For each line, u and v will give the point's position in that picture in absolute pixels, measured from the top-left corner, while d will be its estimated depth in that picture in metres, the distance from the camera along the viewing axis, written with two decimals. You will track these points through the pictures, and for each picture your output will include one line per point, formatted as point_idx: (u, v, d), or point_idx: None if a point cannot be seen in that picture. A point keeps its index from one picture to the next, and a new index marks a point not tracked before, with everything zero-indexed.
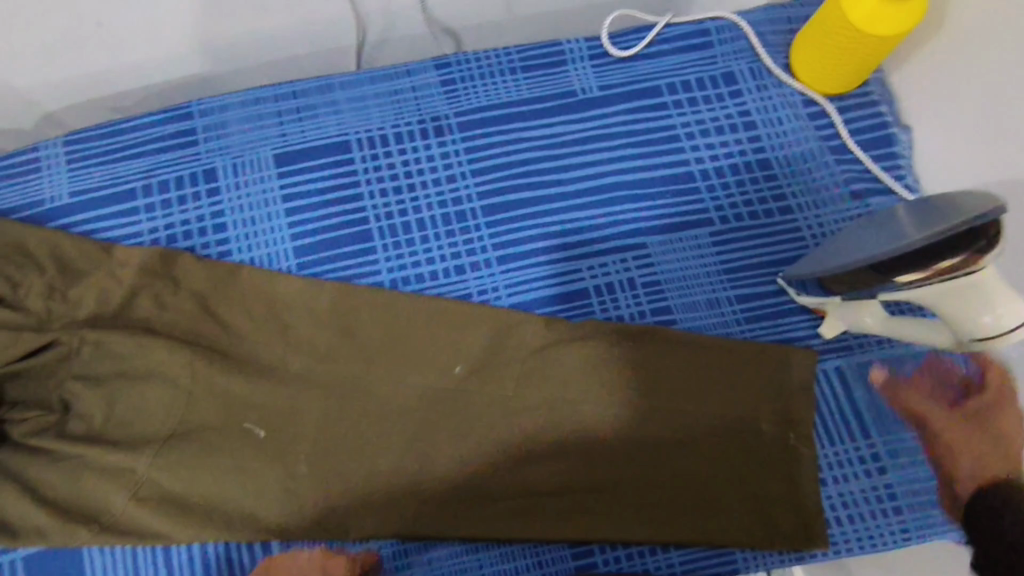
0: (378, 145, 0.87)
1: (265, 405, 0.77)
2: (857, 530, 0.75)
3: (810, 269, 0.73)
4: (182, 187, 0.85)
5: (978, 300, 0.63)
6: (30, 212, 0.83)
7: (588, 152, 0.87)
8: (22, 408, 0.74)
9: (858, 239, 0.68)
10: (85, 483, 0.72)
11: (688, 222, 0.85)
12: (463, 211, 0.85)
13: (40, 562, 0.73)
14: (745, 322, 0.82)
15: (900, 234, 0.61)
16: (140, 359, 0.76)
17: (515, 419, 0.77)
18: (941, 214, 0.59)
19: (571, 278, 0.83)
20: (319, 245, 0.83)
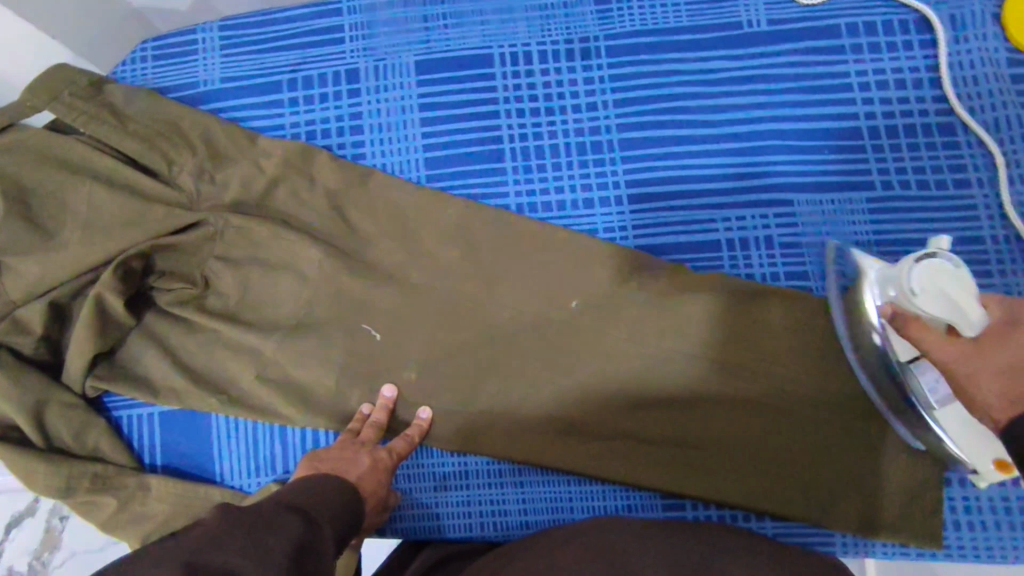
0: (522, 61, 0.83)
1: (384, 310, 0.79)
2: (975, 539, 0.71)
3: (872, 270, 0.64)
4: (325, 85, 0.85)
5: (954, 283, 0.53)
6: (187, 94, 0.86)
7: (744, 93, 0.79)
8: (168, 278, 0.79)
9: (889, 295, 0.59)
10: (219, 356, 0.78)
11: (847, 181, 0.76)
12: (600, 142, 0.80)
13: (174, 420, 0.79)
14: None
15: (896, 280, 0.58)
16: (275, 250, 0.79)
17: (625, 363, 0.76)
18: (930, 280, 0.54)
19: (703, 226, 0.78)
20: (450, 161, 0.82)
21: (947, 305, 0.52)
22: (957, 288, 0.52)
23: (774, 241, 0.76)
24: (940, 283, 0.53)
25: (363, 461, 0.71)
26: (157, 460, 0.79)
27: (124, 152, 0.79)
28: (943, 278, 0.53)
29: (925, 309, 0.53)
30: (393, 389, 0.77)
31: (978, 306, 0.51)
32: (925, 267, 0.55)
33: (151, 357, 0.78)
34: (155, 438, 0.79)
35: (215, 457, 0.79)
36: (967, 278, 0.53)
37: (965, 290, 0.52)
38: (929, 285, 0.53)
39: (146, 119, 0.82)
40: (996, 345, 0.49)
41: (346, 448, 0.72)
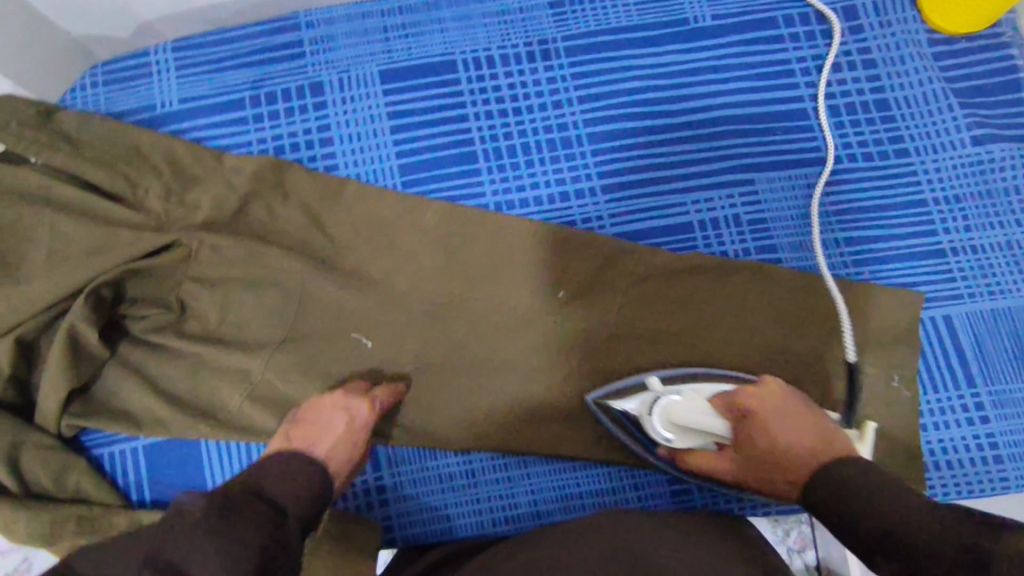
0: (485, 65, 0.85)
1: (373, 317, 0.79)
2: (954, 476, 0.76)
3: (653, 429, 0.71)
4: (290, 99, 0.84)
5: (695, 408, 0.69)
6: (144, 118, 0.84)
7: (699, 83, 0.84)
8: (140, 305, 0.76)
9: (674, 430, 0.70)
10: (203, 380, 0.76)
11: (800, 158, 0.82)
12: (569, 137, 0.83)
13: (161, 451, 0.77)
14: (854, 264, 0.80)
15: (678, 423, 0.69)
16: (256, 267, 0.78)
17: (614, 348, 0.79)
18: (690, 409, 0.69)
19: (675, 211, 0.82)
20: (425, 166, 0.83)
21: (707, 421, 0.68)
22: (696, 419, 0.68)
23: (742, 219, 0.81)
24: (684, 418, 0.68)
25: (339, 421, 0.70)
26: (146, 496, 0.76)
27: (85, 179, 0.76)
28: (682, 413, 0.69)
29: (687, 443, 0.70)
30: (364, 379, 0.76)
31: (716, 418, 0.69)
32: (665, 407, 0.70)
33: (130, 389, 0.75)
34: (141, 473, 0.76)
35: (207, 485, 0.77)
36: (699, 403, 0.69)
37: (702, 411, 0.69)
38: (683, 424, 0.69)
39: (105, 145, 0.79)
40: (751, 431, 0.68)
41: (322, 407, 0.71)
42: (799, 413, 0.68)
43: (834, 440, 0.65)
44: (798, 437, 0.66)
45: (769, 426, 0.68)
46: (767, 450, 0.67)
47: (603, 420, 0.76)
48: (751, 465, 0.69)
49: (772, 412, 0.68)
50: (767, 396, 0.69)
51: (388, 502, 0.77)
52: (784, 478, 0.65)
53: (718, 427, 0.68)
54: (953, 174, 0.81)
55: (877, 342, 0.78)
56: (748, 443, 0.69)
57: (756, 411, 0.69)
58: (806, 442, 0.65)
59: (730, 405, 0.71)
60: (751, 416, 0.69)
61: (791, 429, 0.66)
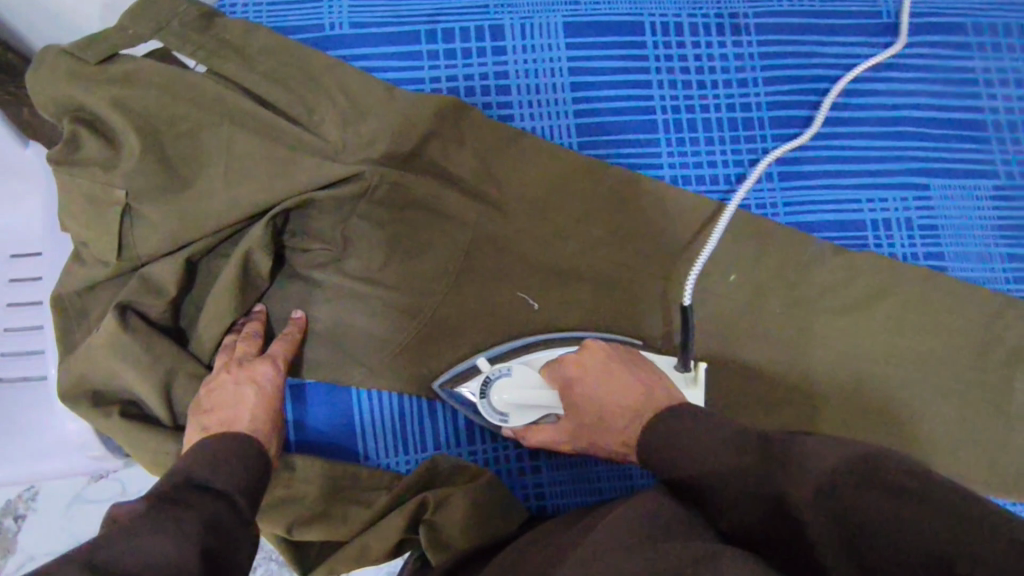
0: (673, 32, 0.82)
1: (538, 277, 0.76)
2: None
3: (493, 409, 0.71)
4: (467, 39, 0.80)
5: (529, 384, 0.71)
6: (312, 37, 0.78)
7: (883, 80, 0.82)
8: (304, 239, 0.72)
9: (510, 407, 0.71)
10: (359, 324, 0.73)
11: (975, 169, 0.82)
12: (752, 119, 0.81)
13: (307, 394, 0.72)
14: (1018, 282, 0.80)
15: (514, 401, 0.71)
16: (426, 211, 0.74)
17: (777, 336, 0.78)
18: (524, 385, 0.71)
19: (850, 207, 0.80)
20: (603, 129, 0.80)
21: (540, 396, 0.71)
22: (526, 396, 0.70)
23: (914, 223, 0.80)
24: (515, 396, 0.70)
25: (245, 390, 0.63)
26: (290, 438, 0.71)
27: (258, 97, 0.72)
28: (516, 391, 0.70)
29: (523, 421, 0.72)
30: (300, 311, 0.71)
31: (541, 390, 0.71)
32: (497, 386, 0.71)
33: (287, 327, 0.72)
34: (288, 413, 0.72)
35: (359, 435, 0.73)
36: (524, 377, 0.71)
37: (533, 385, 0.71)
38: (517, 400, 0.71)
39: (274, 60, 0.74)
40: (580, 398, 0.69)
41: (222, 386, 0.63)
42: (615, 370, 0.68)
43: (650, 390, 0.67)
44: (622, 400, 0.66)
45: (590, 392, 0.68)
46: (598, 415, 0.68)
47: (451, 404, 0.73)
48: (581, 431, 0.70)
49: (596, 374, 0.69)
50: (589, 361, 0.69)
51: (539, 469, 0.76)
52: (614, 440, 0.68)
53: (546, 399, 0.71)
54: None
55: None
56: (577, 411, 0.69)
57: (581, 378, 0.69)
58: (625, 401, 0.66)
59: (556, 372, 0.70)
60: (574, 384, 0.69)
61: (618, 389, 0.67)
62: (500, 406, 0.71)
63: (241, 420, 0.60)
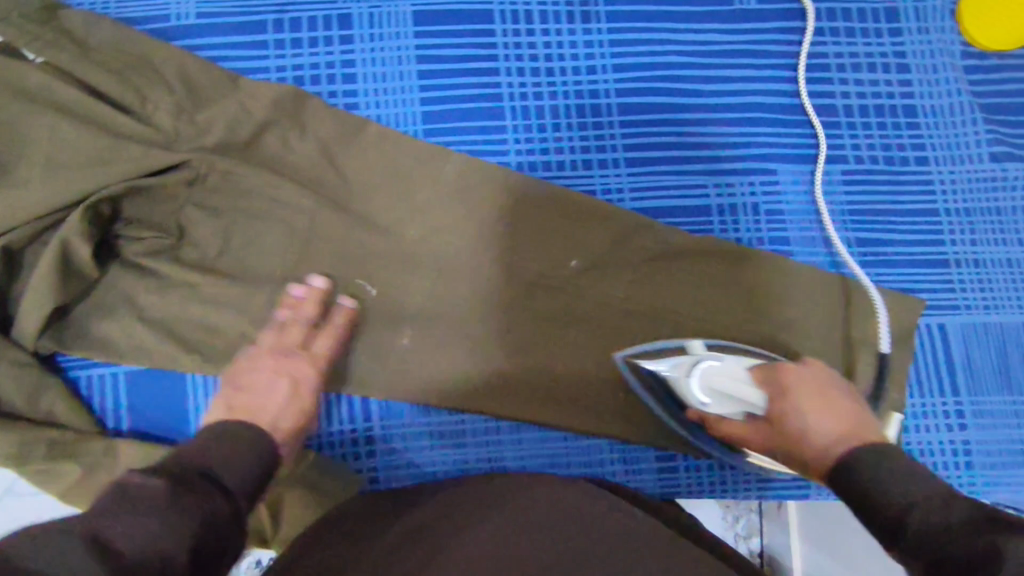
0: (523, 20, 0.82)
1: (379, 265, 0.77)
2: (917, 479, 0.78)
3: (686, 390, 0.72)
4: (316, 28, 0.80)
5: (731, 377, 0.69)
6: (158, 28, 0.78)
7: (734, 67, 0.83)
8: (137, 228, 0.74)
9: (693, 389, 0.71)
10: (196, 311, 0.74)
11: (825, 154, 0.82)
12: (599, 105, 0.82)
13: (138, 381, 0.74)
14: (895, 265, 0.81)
15: (706, 385, 0.70)
16: (262, 198, 0.75)
17: (619, 322, 0.78)
18: (715, 373, 0.70)
19: (695, 192, 0.81)
20: (449, 116, 0.80)
21: (733, 388, 0.69)
22: (727, 385, 0.69)
23: (760, 208, 0.81)
24: (719, 384, 0.69)
25: (279, 379, 0.69)
26: (120, 425, 0.74)
27: (88, 85, 0.72)
28: (719, 378, 0.69)
29: (722, 410, 0.71)
30: (351, 300, 0.75)
31: (752, 387, 0.69)
32: (705, 371, 0.71)
33: (123, 315, 0.73)
34: (118, 402, 0.74)
35: (192, 422, 0.74)
36: (735, 370, 0.70)
37: (737, 377, 0.69)
38: (719, 389, 0.69)
39: (113, 51, 0.74)
40: (783, 409, 0.66)
41: (265, 371, 0.69)
42: (832, 395, 0.66)
43: (850, 413, 0.64)
44: (825, 416, 0.63)
45: (796, 403, 0.66)
46: (795, 428, 0.65)
47: (626, 374, 0.77)
48: (776, 442, 0.67)
49: (810, 388, 0.66)
50: (806, 372, 0.68)
51: (375, 454, 0.76)
52: (807, 459, 0.63)
53: (756, 398, 0.68)
54: (967, 186, 0.82)
55: (882, 346, 0.78)
56: (777, 419, 0.67)
57: (796, 387, 0.67)
58: (834, 420, 0.63)
59: (771, 377, 0.69)
60: (792, 395, 0.66)
61: (818, 413, 0.64)
62: (687, 383, 0.71)
63: (268, 409, 0.66)
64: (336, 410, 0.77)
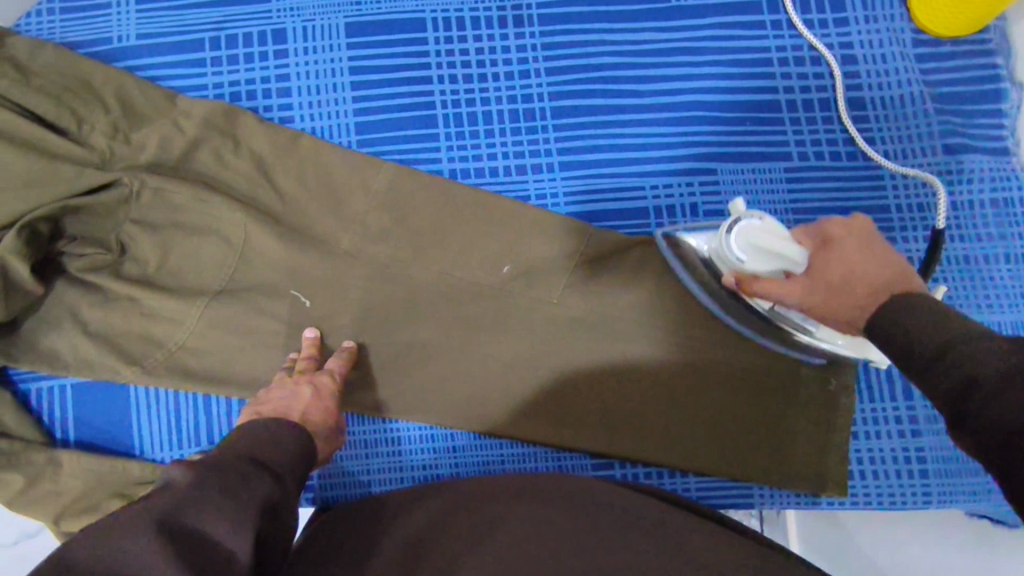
0: (455, 27, 0.82)
1: (312, 275, 0.77)
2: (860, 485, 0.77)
3: (727, 251, 0.66)
4: (251, 44, 0.82)
5: (779, 235, 0.62)
6: (101, 51, 0.81)
7: (671, 66, 0.81)
8: (81, 244, 0.76)
9: (729, 247, 0.65)
10: (135, 323, 0.76)
11: (766, 151, 0.80)
12: (533, 109, 0.81)
13: (85, 393, 0.76)
14: None
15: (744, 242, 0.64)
16: (196, 213, 0.76)
17: (555, 328, 0.76)
18: (751, 233, 0.64)
19: (631, 195, 0.79)
20: (382, 126, 0.81)
21: (770, 243, 0.62)
22: (764, 238, 0.62)
23: (699, 209, 0.79)
24: (760, 238, 0.62)
25: (302, 387, 0.70)
26: (69, 436, 0.75)
27: (27, 108, 0.74)
28: (757, 233, 0.63)
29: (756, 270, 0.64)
30: (314, 331, 0.76)
31: (791, 241, 0.61)
32: (742, 227, 0.65)
33: (64, 331, 0.75)
34: (67, 412, 0.76)
35: (134, 431, 0.76)
36: (776, 226, 0.63)
37: (777, 233, 0.62)
38: (758, 245, 0.63)
39: (54, 75, 0.77)
40: (824, 264, 0.57)
41: (284, 385, 0.71)
42: (886, 251, 0.55)
43: (909, 274, 0.53)
44: (874, 265, 0.54)
45: (845, 255, 0.56)
46: (835, 281, 0.55)
47: (666, 255, 0.75)
48: (811, 299, 0.58)
49: (854, 242, 0.56)
50: (856, 227, 0.57)
51: None
52: (850, 311, 0.53)
53: (792, 252, 0.60)
54: (920, 181, 0.79)
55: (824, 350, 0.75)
56: (821, 271, 0.57)
57: (842, 243, 0.57)
58: (879, 270, 0.53)
59: (814, 232, 0.61)
60: (833, 246, 0.57)
61: (858, 256, 0.55)
62: (729, 240, 0.65)
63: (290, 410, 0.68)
64: None
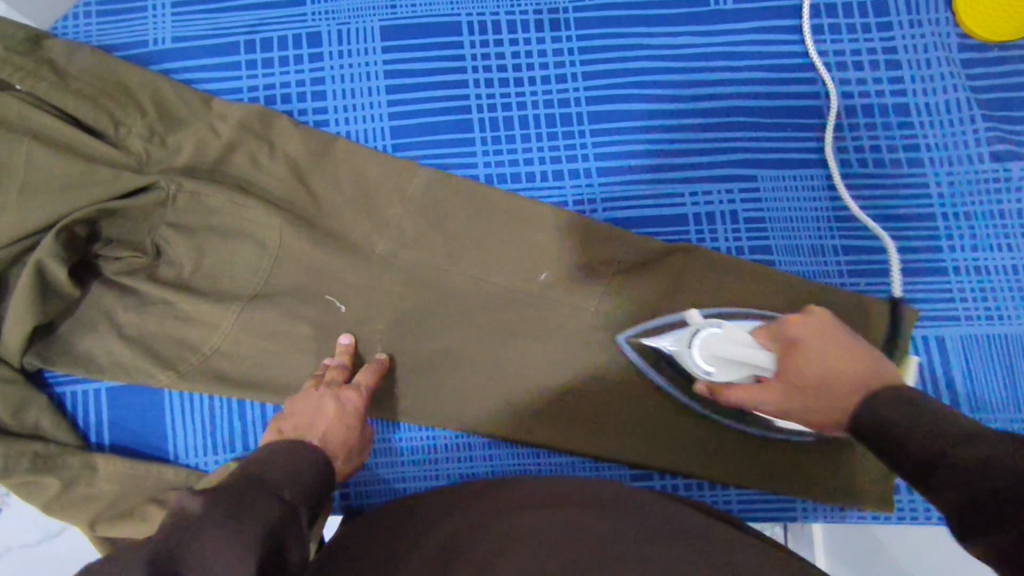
0: (491, 31, 0.81)
1: (348, 281, 0.76)
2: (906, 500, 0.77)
3: (694, 362, 0.66)
4: (286, 47, 0.81)
5: (744, 343, 0.64)
6: (136, 54, 0.81)
7: (711, 70, 0.80)
8: (115, 246, 0.75)
9: (695, 361, 0.66)
10: (171, 327, 0.75)
11: (809, 157, 0.78)
12: (570, 114, 0.80)
13: (120, 396, 0.76)
14: (925, 273, 0.76)
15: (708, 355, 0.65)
16: (232, 217, 0.76)
17: (592, 336, 0.75)
18: (714, 342, 0.64)
19: (670, 201, 0.78)
20: (418, 130, 0.80)
21: (736, 356, 0.63)
22: (731, 351, 0.63)
23: (740, 216, 0.78)
24: (727, 350, 0.64)
25: (327, 401, 0.70)
26: (104, 439, 0.75)
27: (66, 111, 0.74)
28: (722, 344, 0.64)
29: (722, 380, 0.66)
30: (349, 336, 0.75)
31: (758, 349, 0.63)
32: (705, 338, 0.65)
33: (100, 334, 0.75)
34: (101, 415, 0.75)
35: (169, 435, 0.75)
36: (739, 334, 0.64)
37: (742, 341, 0.64)
38: (726, 356, 0.64)
39: (91, 78, 0.77)
40: (794, 364, 0.61)
41: (310, 396, 0.71)
42: (852, 346, 0.60)
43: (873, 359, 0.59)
44: (841, 360, 0.59)
45: (813, 355, 0.60)
46: (814, 379, 0.59)
47: (632, 358, 0.74)
48: (792, 397, 0.62)
49: (816, 337, 0.61)
50: (812, 322, 0.63)
51: None
52: (836, 406, 0.57)
53: (763, 362, 0.63)
54: (967, 189, 0.77)
55: None
56: (794, 371, 0.61)
57: (807, 339, 0.61)
58: (850, 364, 0.58)
59: (777, 335, 0.64)
60: (800, 347, 0.62)
61: (828, 349, 0.60)
62: (694, 352, 0.66)
63: (313, 428, 0.68)
64: None
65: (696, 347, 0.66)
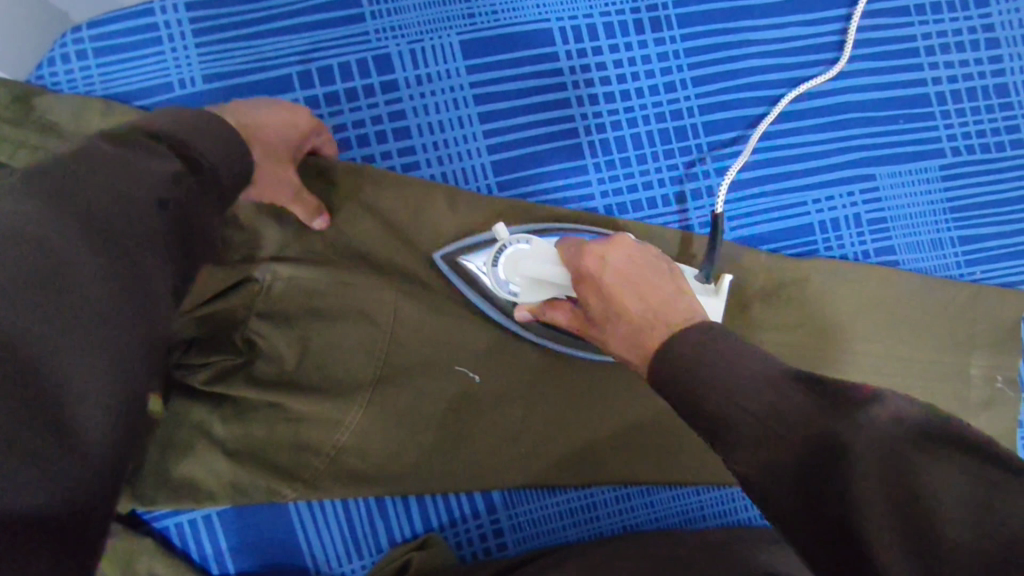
0: (586, 37, 0.71)
1: (476, 347, 0.68)
2: None
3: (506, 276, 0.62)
4: (351, 77, 0.68)
5: (528, 259, 0.60)
6: (159, 100, 0.65)
7: (820, 62, 0.75)
8: (200, 350, 0.63)
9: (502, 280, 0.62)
10: (278, 432, 0.65)
11: (922, 150, 0.76)
12: (683, 126, 0.73)
13: (236, 517, 0.67)
14: None
15: (517, 276, 0.61)
16: (334, 297, 0.65)
17: None
18: (523, 262, 0.60)
19: (796, 211, 0.75)
20: (523, 163, 0.70)
21: (544, 277, 0.59)
22: (534, 267, 0.59)
23: (863, 218, 0.75)
24: (527, 267, 0.60)
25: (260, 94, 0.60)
26: (229, 567, 0.67)
27: None
28: (527, 260, 0.60)
29: (535, 298, 0.62)
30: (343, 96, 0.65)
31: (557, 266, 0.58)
32: (510, 257, 0.62)
33: (198, 455, 0.64)
34: (220, 543, 0.67)
35: (306, 549, 0.68)
36: (544, 249, 0.60)
37: (545, 258, 0.59)
38: (529, 273, 0.60)
39: None
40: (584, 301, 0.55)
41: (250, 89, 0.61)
42: (647, 273, 0.54)
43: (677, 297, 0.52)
44: (637, 300, 0.52)
45: (607, 292, 0.53)
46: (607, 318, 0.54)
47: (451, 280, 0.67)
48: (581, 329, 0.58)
49: (611, 276, 0.54)
50: (615, 255, 0.55)
51: (504, 546, 0.72)
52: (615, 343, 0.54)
53: (561, 277, 0.58)
54: None
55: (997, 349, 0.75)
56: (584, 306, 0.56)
57: (608, 279, 0.54)
58: (642, 305, 0.52)
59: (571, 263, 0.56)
60: (590, 281, 0.55)
61: (628, 290, 0.53)
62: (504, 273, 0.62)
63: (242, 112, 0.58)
64: (454, 508, 0.71)
65: (507, 267, 0.62)
